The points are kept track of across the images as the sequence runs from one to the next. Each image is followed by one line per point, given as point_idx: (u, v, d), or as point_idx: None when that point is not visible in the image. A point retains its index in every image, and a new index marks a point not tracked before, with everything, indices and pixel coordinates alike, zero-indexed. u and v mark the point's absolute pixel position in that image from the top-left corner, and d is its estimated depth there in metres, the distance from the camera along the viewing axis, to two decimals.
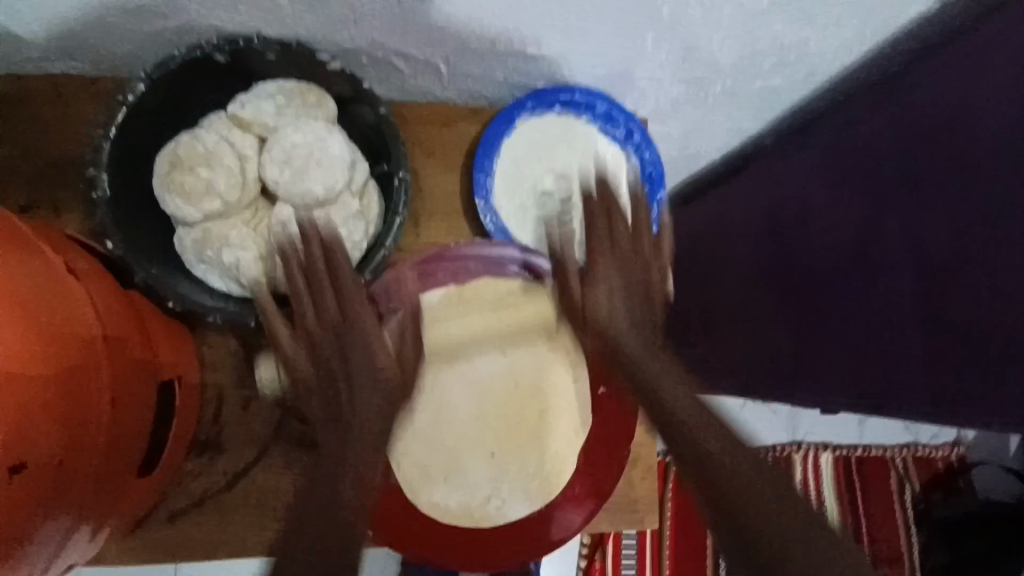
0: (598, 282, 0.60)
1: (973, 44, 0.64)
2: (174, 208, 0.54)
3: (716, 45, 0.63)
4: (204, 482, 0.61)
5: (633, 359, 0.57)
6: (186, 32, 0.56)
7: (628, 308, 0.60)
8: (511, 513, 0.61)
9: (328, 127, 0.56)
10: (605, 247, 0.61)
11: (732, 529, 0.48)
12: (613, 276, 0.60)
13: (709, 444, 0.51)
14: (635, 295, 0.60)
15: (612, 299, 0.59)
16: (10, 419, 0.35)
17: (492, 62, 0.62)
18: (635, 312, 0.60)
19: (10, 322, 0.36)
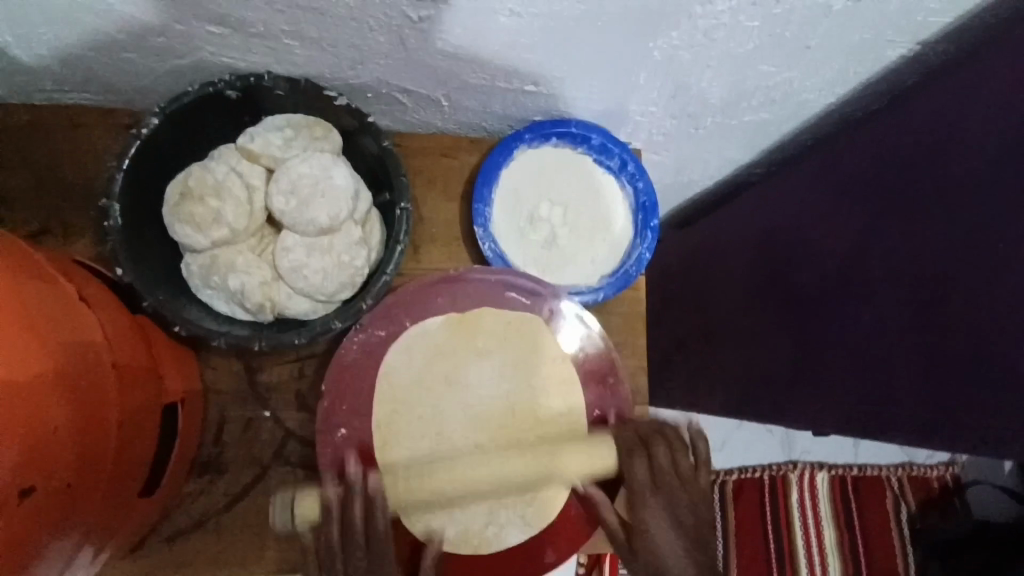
0: (640, 478, 0.55)
1: (954, 82, 0.64)
2: (183, 236, 0.56)
3: (708, 83, 0.66)
4: (205, 504, 0.62)
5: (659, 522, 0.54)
6: (200, 70, 0.58)
7: (674, 486, 0.54)
8: (507, 540, 0.62)
9: (333, 159, 0.58)
10: (649, 502, 0.54)
11: None
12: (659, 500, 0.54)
13: None
14: (682, 524, 0.54)
15: (659, 525, 0.53)
16: (25, 448, 0.36)
17: (492, 98, 0.65)
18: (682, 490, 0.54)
19: (25, 354, 0.37)
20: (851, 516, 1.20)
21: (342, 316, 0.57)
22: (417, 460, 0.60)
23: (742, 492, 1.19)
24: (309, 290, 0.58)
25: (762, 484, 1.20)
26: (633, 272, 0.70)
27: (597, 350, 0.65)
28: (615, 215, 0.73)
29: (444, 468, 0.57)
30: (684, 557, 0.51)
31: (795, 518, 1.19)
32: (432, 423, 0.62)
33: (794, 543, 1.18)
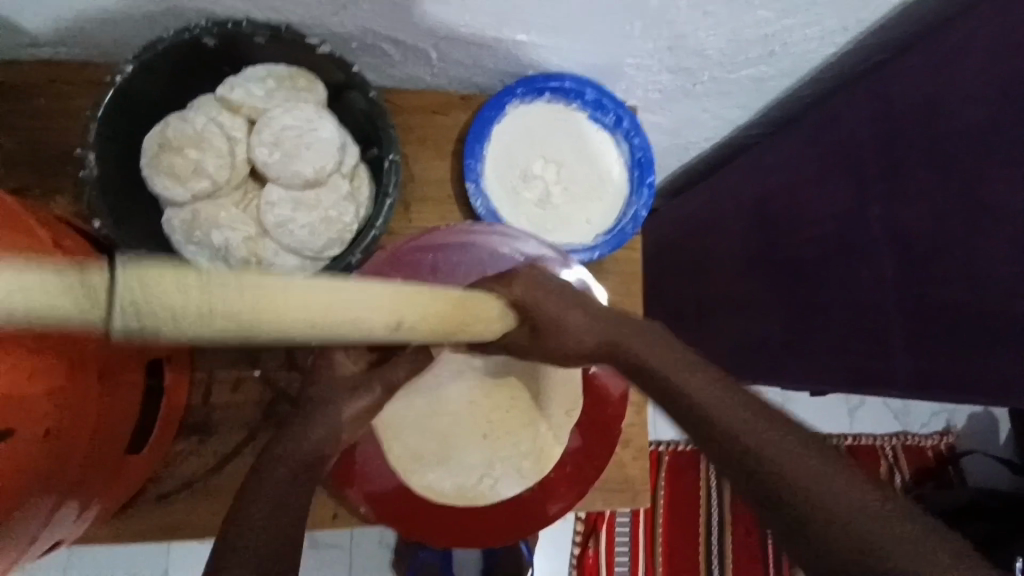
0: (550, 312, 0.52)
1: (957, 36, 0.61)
2: (164, 189, 0.54)
3: (706, 32, 0.64)
4: (195, 464, 0.61)
5: (638, 356, 0.50)
6: (177, 17, 0.56)
7: (594, 314, 0.53)
8: (503, 494, 0.61)
9: (318, 110, 0.57)
10: (565, 308, 0.53)
11: (752, 484, 0.40)
12: (563, 315, 0.53)
13: (738, 424, 0.42)
14: (645, 363, 0.49)
15: (650, 360, 0.49)
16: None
17: (482, 51, 0.63)
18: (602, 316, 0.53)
19: None
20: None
21: (330, 271, 0.56)
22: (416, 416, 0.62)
23: None
24: (296, 246, 0.57)
25: None
26: (628, 230, 0.69)
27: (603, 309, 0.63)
28: (609, 174, 0.72)
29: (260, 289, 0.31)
30: (693, 372, 0.47)
31: None
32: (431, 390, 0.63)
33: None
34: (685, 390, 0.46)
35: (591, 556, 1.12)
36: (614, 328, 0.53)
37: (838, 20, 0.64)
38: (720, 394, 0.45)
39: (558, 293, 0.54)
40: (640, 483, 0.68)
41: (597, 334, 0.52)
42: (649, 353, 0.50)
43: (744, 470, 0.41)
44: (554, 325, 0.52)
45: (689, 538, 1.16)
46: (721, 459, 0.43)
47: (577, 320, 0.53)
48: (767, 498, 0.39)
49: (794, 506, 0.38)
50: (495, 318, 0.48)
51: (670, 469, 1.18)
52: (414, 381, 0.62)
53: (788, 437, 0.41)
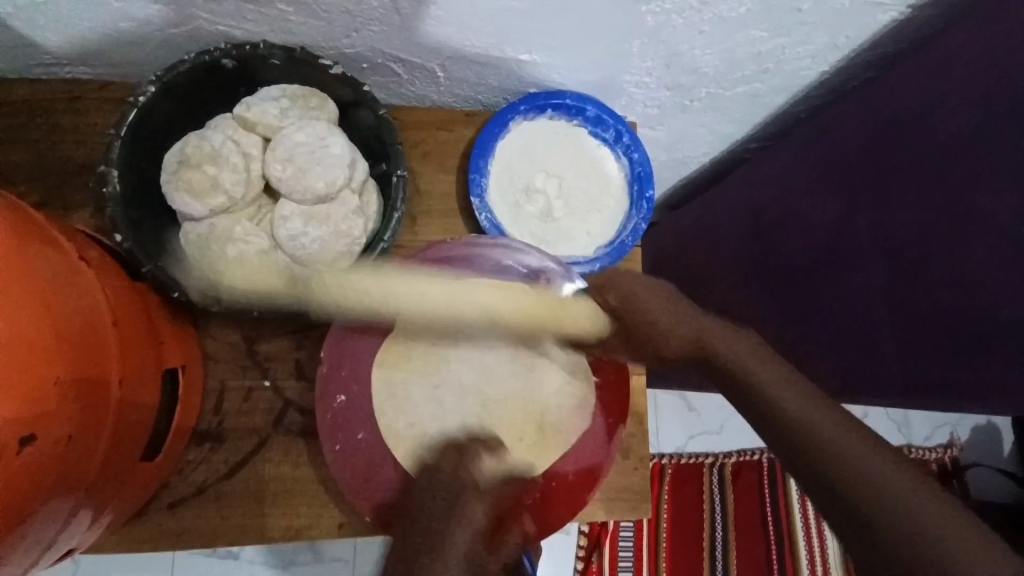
0: (636, 304, 0.60)
1: (942, 53, 0.63)
2: (182, 204, 0.57)
3: (701, 51, 0.66)
4: (205, 471, 0.62)
5: (711, 343, 0.57)
6: (195, 40, 0.59)
7: (681, 312, 0.60)
8: None
9: (330, 128, 0.59)
10: (656, 308, 0.59)
11: (804, 460, 0.47)
12: (650, 307, 0.60)
13: (786, 401, 0.50)
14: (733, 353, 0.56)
15: (721, 347, 0.56)
16: (26, 396, 0.37)
17: (486, 69, 0.65)
18: (685, 311, 0.60)
19: (25, 308, 0.38)
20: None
21: None
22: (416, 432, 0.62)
23: (741, 472, 1.20)
24: (307, 257, 0.59)
25: (760, 466, 1.20)
26: (628, 242, 0.71)
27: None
28: (610, 187, 0.74)
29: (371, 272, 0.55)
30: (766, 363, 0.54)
31: (795, 511, 1.18)
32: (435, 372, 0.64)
33: (792, 508, 1.19)
34: (734, 359, 0.55)
35: (594, 571, 1.12)
36: (695, 319, 0.59)
37: (828, 39, 0.67)
38: (770, 373, 0.53)
39: (642, 287, 0.61)
40: (641, 491, 0.69)
41: (695, 330, 0.58)
42: (722, 338, 0.57)
43: (795, 441, 0.48)
44: (646, 332, 0.59)
45: (692, 548, 1.16)
46: (768, 429, 0.51)
47: (661, 314, 0.59)
48: (810, 473, 0.47)
49: (828, 486, 0.45)
50: (583, 322, 0.61)
51: (672, 480, 1.18)
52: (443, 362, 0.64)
53: (822, 410, 0.49)
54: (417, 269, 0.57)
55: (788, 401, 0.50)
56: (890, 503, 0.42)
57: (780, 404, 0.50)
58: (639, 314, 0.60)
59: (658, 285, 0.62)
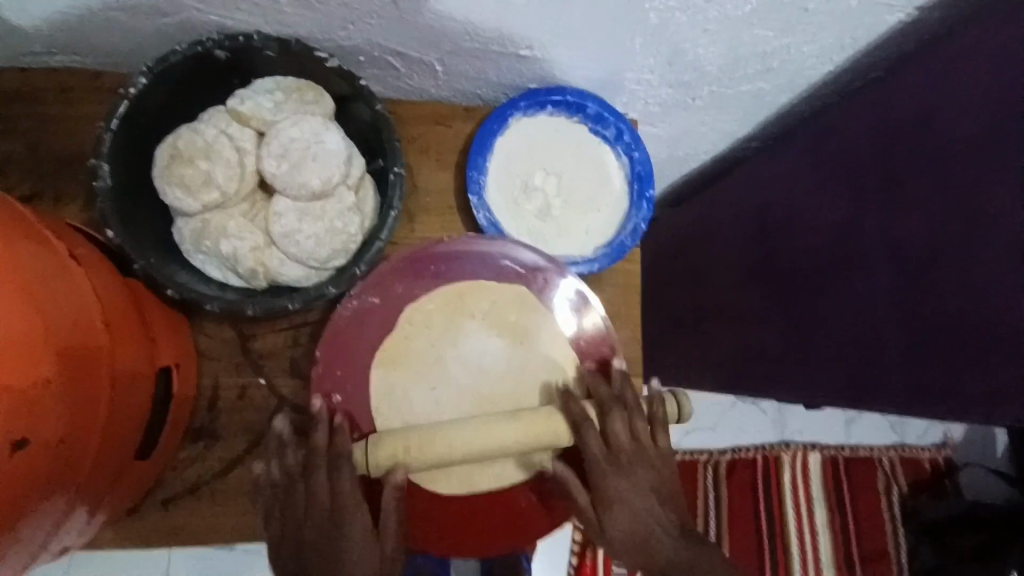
0: (618, 477, 0.58)
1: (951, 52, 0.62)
2: (174, 199, 0.56)
3: (705, 49, 0.65)
4: (200, 469, 0.62)
5: (649, 510, 0.58)
6: (188, 30, 0.57)
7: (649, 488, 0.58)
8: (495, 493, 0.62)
9: (325, 123, 0.58)
10: (621, 472, 0.58)
11: None
12: (627, 511, 0.57)
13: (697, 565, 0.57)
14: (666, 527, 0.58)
15: (656, 526, 0.58)
16: (16, 401, 0.36)
17: (486, 63, 0.64)
18: (657, 491, 0.59)
19: (17, 310, 0.37)
20: (845, 512, 1.21)
21: (334, 281, 0.57)
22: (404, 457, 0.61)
23: (736, 469, 1.20)
24: (302, 255, 0.58)
25: (756, 465, 1.21)
26: (627, 242, 0.70)
27: (596, 328, 0.65)
28: (610, 186, 0.73)
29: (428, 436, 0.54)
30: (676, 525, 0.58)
31: (788, 509, 1.20)
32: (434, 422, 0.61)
33: (784, 505, 1.20)
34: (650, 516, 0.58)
35: (588, 566, 1.13)
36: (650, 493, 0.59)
37: (835, 38, 0.65)
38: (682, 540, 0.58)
39: (629, 480, 0.58)
40: None
41: (642, 514, 0.58)
42: (660, 517, 0.58)
43: None
44: (607, 504, 0.58)
45: None
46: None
47: (633, 518, 0.57)
48: None
49: None
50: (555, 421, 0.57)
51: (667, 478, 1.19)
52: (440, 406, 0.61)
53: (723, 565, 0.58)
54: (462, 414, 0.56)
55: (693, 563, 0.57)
56: None
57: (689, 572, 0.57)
58: (613, 507, 0.57)
59: (649, 470, 0.59)
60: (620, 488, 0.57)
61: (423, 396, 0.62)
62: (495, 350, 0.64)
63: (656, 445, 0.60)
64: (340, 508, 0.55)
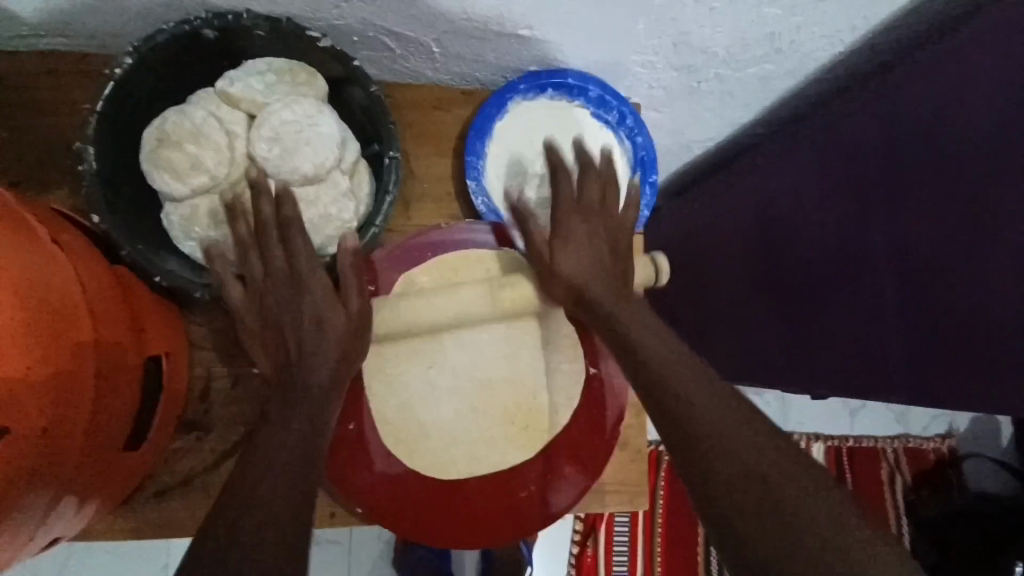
0: (565, 231, 0.56)
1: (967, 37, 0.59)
2: (162, 184, 0.54)
3: (711, 30, 0.63)
4: (192, 460, 0.61)
5: (605, 302, 0.53)
6: (176, 10, 0.55)
7: (595, 244, 0.56)
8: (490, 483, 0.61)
9: (318, 105, 0.56)
10: (569, 205, 0.57)
11: (693, 475, 0.41)
12: (580, 247, 0.56)
13: (695, 409, 0.43)
14: (604, 257, 0.56)
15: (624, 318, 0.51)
16: None
17: (484, 44, 0.62)
18: (602, 247, 0.56)
19: None
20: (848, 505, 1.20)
21: (330, 269, 0.56)
22: (399, 444, 0.60)
23: None
24: None
25: None
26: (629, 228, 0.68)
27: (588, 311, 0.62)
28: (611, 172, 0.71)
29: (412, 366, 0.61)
30: (661, 338, 0.50)
31: None
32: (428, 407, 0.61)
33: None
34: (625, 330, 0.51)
35: (589, 558, 1.13)
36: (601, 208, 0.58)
37: (846, 19, 0.63)
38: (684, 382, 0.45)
39: (586, 225, 0.56)
40: (637, 486, 0.68)
41: (596, 281, 0.54)
42: (625, 313, 0.52)
43: (685, 447, 0.42)
44: (562, 279, 0.55)
45: (686, 532, 1.16)
46: (669, 428, 0.44)
47: (586, 264, 0.55)
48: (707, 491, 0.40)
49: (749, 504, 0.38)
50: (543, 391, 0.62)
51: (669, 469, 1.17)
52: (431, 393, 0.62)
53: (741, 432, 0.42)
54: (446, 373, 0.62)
55: (684, 390, 0.45)
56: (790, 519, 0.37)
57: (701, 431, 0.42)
58: (566, 247, 0.55)
59: (609, 209, 0.58)
60: (587, 201, 0.58)
61: (416, 385, 0.61)
62: (494, 333, 0.63)
63: (619, 215, 0.59)
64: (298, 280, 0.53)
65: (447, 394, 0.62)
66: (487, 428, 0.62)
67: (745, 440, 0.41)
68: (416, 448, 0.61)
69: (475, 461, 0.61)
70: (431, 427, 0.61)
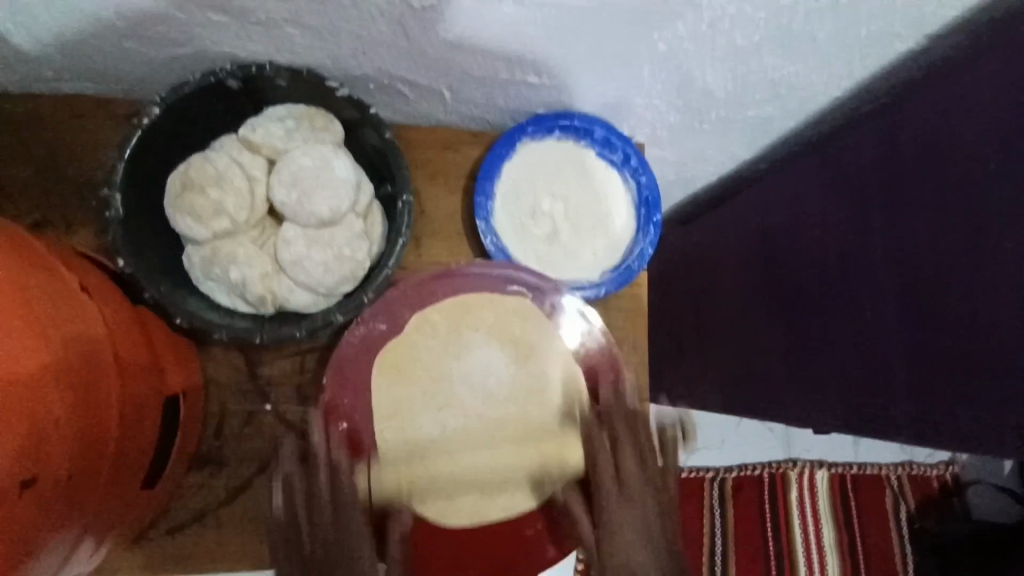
0: (619, 469, 0.55)
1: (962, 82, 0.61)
2: (185, 227, 0.56)
3: (713, 76, 0.65)
4: (206, 498, 0.62)
5: (653, 533, 0.51)
6: (200, 60, 0.58)
7: (651, 488, 0.54)
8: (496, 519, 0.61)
9: (335, 151, 0.58)
10: (615, 457, 0.56)
11: None
12: (633, 494, 0.53)
13: None
14: (659, 494, 0.54)
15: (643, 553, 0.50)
16: (28, 439, 0.36)
17: (494, 90, 0.64)
18: (656, 490, 0.54)
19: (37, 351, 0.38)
20: (853, 532, 1.20)
21: (343, 309, 0.58)
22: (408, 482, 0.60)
23: (742, 487, 1.19)
24: (311, 282, 0.58)
25: (762, 483, 1.20)
26: (634, 267, 0.70)
27: (598, 345, 0.64)
28: (616, 211, 0.73)
29: (423, 405, 0.61)
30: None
31: (795, 528, 1.19)
32: (437, 439, 0.61)
33: (791, 524, 1.19)
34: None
35: None
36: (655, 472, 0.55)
37: (843, 65, 0.66)
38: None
39: (638, 460, 0.55)
40: None
41: (652, 541, 0.51)
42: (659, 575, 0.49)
43: None
44: (607, 552, 0.50)
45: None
46: None
47: (648, 499, 0.53)
48: None
49: None
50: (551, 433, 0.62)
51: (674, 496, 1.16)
52: (439, 425, 0.61)
53: None
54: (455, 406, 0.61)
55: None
56: None
57: None
58: (619, 540, 0.50)
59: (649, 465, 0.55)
60: (630, 493, 0.53)
61: (426, 421, 0.61)
62: (502, 367, 0.62)
63: (667, 491, 0.55)
64: (341, 505, 0.53)
65: (460, 435, 0.61)
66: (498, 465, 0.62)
67: None
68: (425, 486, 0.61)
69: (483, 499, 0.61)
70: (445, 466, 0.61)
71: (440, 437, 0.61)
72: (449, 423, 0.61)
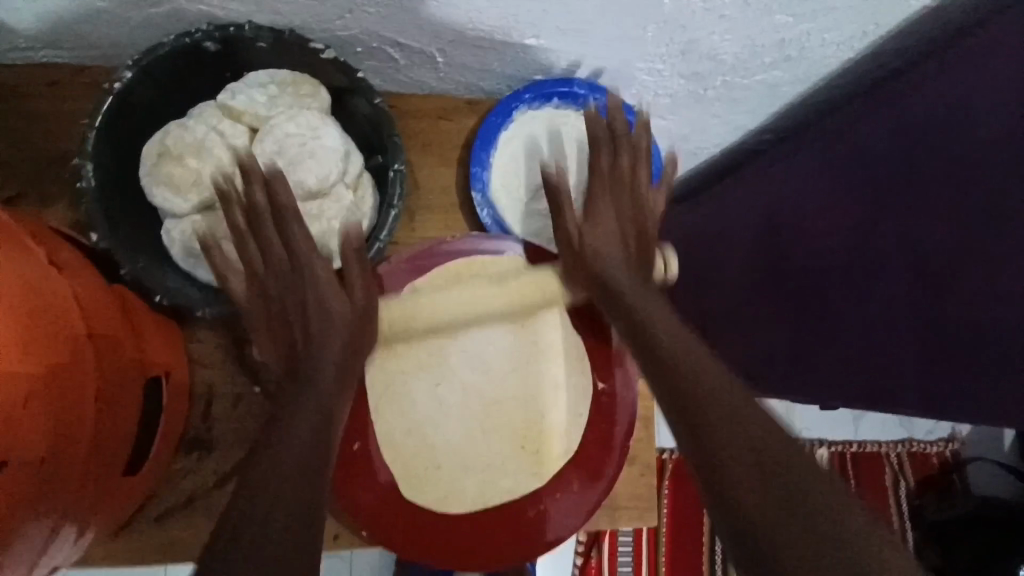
0: (594, 210, 0.55)
1: None
2: (163, 200, 0.53)
3: (720, 37, 0.62)
4: (193, 482, 0.60)
5: (628, 296, 0.52)
6: (176, 22, 0.54)
7: (622, 240, 0.55)
8: (494, 501, 0.60)
9: (321, 118, 0.55)
10: (601, 186, 0.55)
11: (723, 515, 0.40)
12: (607, 220, 0.55)
13: (702, 380, 0.45)
14: (624, 220, 0.55)
15: (636, 304, 0.51)
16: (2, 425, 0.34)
17: (489, 54, 0.61)
18: (630, 247, 0.55)
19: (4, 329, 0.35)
20: None
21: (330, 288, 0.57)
22: (408, 470, 0.60)
23: None
24: None
25: None
26: None
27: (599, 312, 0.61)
28: None
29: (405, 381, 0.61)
30: (696, 353, 0.48)
31: None
32: (431, 418, 0.62)
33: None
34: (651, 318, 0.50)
35: (593, 566, 1.07)
36: (624, 205, 0.56)
37: (857, 25, 0.63)
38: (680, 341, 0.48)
39: (615, 200, 0.56)
40: (642, 500, 0.67)
41: (623, 267, 0.53)
42: (652, 309, 0.51)
43: (674, 385, 0.46)
44: (588, 260, 0.54)
45: (692, 562, 1.09)
46: (669, 405, 0.46)
47: (615, 240, 0.54)
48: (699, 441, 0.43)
49: (714, 454, 0.41)
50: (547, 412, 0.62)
51: (673, 477, 1.11)
52: (432, 402, 0.62)
53: (739, 405, 0.44)
54: (445, 378, 0.61)
55: (686, 370, 0.46)
56: (761, 468, 0.40)
57: (695, 386, 0.45)
58: (597, 230, 0.54)
59: (640, 193, 0.56)
60: (618, 178, 0.56)
61: (422, 400, 0.61)
62: (502, 341, 0.62)
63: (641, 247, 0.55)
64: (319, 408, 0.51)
65: (457, 412, 0.62)
66: (500, 447, 0.62)
67: (759, 426, 0.43)
68: (426, 469, 0.60)
69: (483, 482, 0.61)
70: (442, 448, 0.62)
71: (434, 416, 0.62)
72: (442, 402, 0.62)
